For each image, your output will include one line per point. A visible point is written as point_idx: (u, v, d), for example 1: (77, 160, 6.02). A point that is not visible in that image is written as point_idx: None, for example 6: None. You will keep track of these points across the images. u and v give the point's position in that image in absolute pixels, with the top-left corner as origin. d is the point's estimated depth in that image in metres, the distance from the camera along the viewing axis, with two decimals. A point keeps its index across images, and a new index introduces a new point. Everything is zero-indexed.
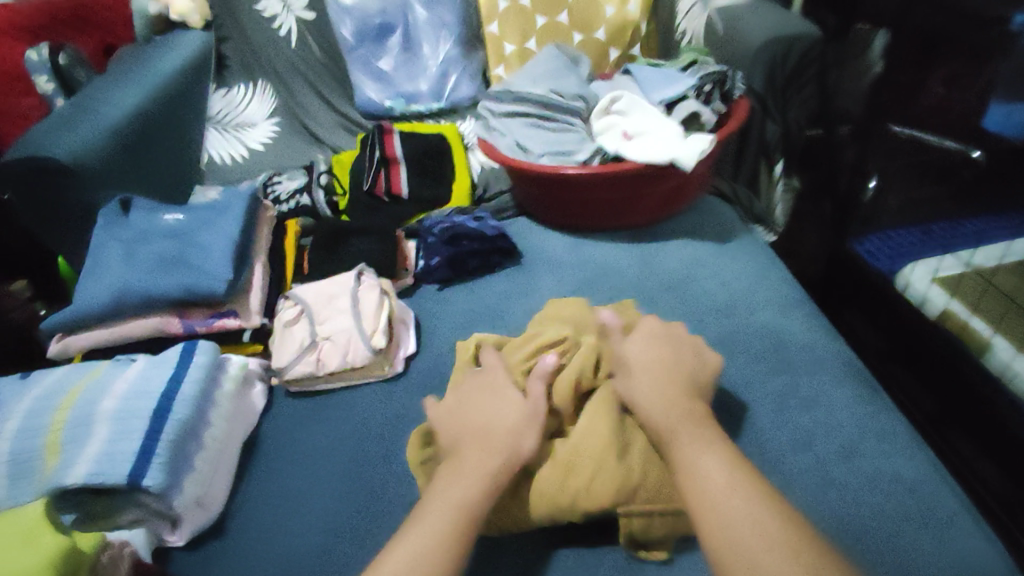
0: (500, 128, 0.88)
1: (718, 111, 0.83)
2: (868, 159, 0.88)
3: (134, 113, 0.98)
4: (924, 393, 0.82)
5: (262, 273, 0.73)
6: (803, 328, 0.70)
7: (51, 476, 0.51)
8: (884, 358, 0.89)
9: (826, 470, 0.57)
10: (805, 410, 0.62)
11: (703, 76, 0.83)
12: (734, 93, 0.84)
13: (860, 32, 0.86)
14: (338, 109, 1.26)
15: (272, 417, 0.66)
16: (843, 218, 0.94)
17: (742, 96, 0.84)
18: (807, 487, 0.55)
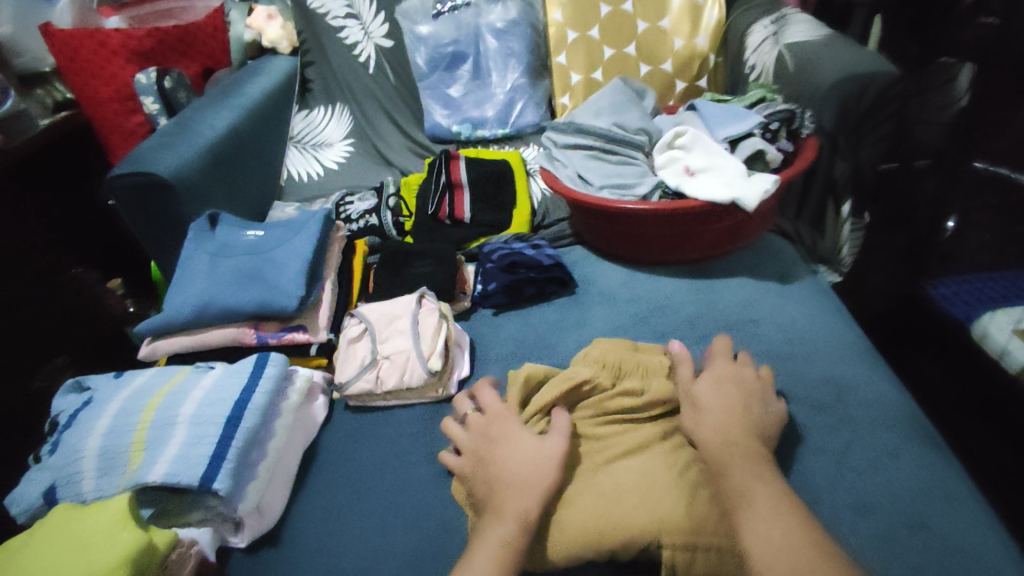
0: (562, 159, 0.91)
1: (785, 149, 0.83)
2: (949, 200, 0.89)
3: (226, 134, 1.07)
4: (1004, 452, 0.76)
5: (330, 291, 0.77)
6: (865, 378, 0.68)
7: (134, 472, 0.56)
8: (956, 410, 0.84)
9: (882, 531, 0.54)
10: (863, 464, 0.60)
11: (771, 114, 0.83)
12: (802, 131, 0.83)
13: (941, 66, 0.93)
14: (409, 133, 1.32)
15: (331, 429, 0.70)
16: (920, 258, 0.93)
17: (810, 135, 0.84)
18: (861, 546, 0.53)
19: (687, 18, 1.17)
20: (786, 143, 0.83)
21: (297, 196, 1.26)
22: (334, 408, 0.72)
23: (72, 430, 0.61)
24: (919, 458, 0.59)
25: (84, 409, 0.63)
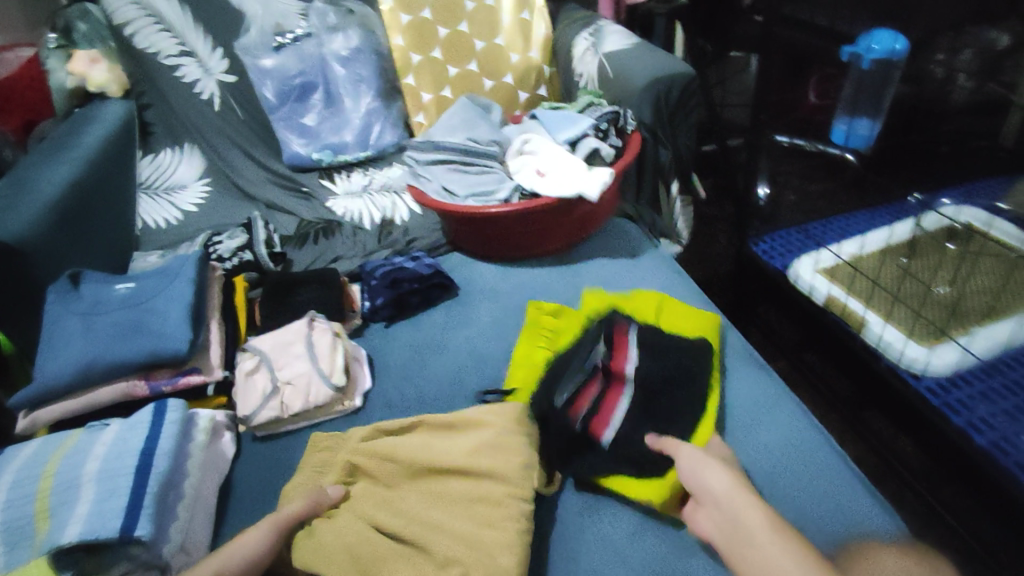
0: (426, 174, 0.98)
1: (615, 145, 0.97)
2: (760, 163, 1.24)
3: (69, 187, 1.00)
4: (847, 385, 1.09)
5: (217, 332, 0.79)
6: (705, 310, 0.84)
7: (46, 538, 0.55)
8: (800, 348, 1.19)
9: (745, 422, 0.69)
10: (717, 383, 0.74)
11: (600, 116, 0.98)
12: (627, 128, 0.98)
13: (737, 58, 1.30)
14: (267, 166, 1.32)
15: (242, 461, 0.71)
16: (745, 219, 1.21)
17: (634, 131, 0.99)
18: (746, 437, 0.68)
19: (518, 36, 1.29)
20: (616, 140, 0.97)
21: (157, 242, 1.20)
22: (242, 441, 0.73)
23: None
24: (756, 376, 0.74)
25: None
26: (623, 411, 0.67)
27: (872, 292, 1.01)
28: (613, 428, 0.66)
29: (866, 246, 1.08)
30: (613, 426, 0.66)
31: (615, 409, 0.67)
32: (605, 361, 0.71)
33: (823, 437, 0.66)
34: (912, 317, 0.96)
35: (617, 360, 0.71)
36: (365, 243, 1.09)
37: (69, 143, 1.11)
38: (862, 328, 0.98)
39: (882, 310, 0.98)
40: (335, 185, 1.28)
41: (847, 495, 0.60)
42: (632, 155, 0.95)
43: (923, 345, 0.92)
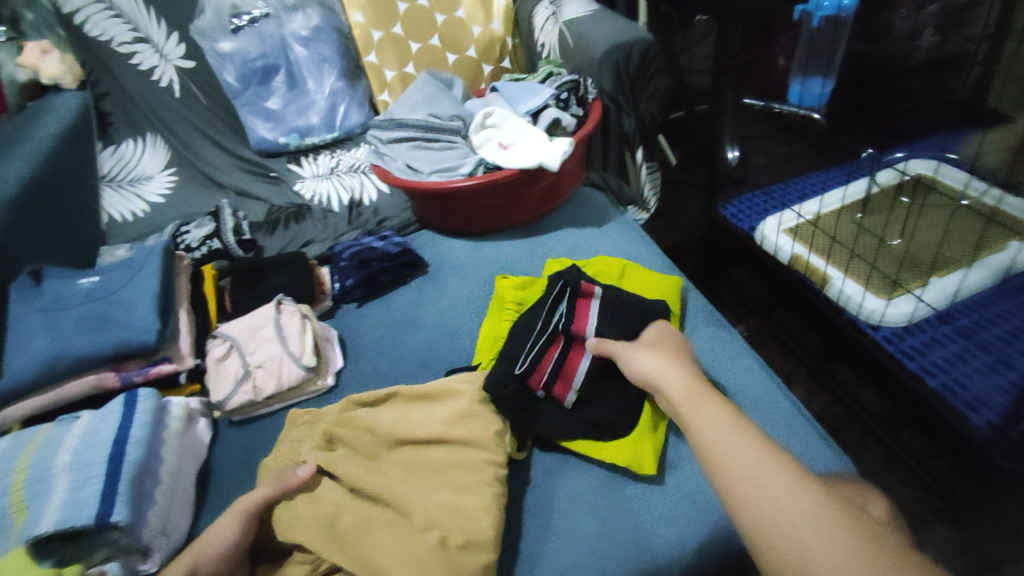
0: (390, 153, 0.98)
1: (577, 114, 0.97)
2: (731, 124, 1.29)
3: (27, 184, 0.98)
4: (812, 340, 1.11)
5: (186, 320, 0.79)
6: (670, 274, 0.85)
7: (23, 529, 0.55)
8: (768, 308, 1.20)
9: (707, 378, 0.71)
10: None
11: (559, 85, 0.98)
12: (587, 97, 0.98)
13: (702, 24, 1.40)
14: (233, 152, 1.30)
15: (220, 445, 0.72)
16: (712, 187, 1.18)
17: (594, 99, 0.99)
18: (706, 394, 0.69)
19: (478, 7, 1.28)
20: (576, 109, 0.97)
21: (125, 235, 1.19)
22: (218, 426, 0.74)
23: None
24: (717, 334, 0.76)
25: None
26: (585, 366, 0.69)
27: (833, 248, 1.03)
28: (575, 389, 0.68)
29: (827, 204, 1.10)
30: (576, 383, 0.68)
31: (578, 365, 0.69)
32: (565, 324, 0.73)
33: (780, 390, 0.69)
34: (869, 270, 0.99)
35: (578, 322, 0.72)
36: (334, 225, 1.09)
37: (23, 138, 1.09)
38: (824, 283, 1.01)
39: (842, 266, 1.01)
40: (303, 169, 1.27)
41: (802, 442, 0.63)
42: (593, 124, 0.95)
43: (880, 297, 0.95)
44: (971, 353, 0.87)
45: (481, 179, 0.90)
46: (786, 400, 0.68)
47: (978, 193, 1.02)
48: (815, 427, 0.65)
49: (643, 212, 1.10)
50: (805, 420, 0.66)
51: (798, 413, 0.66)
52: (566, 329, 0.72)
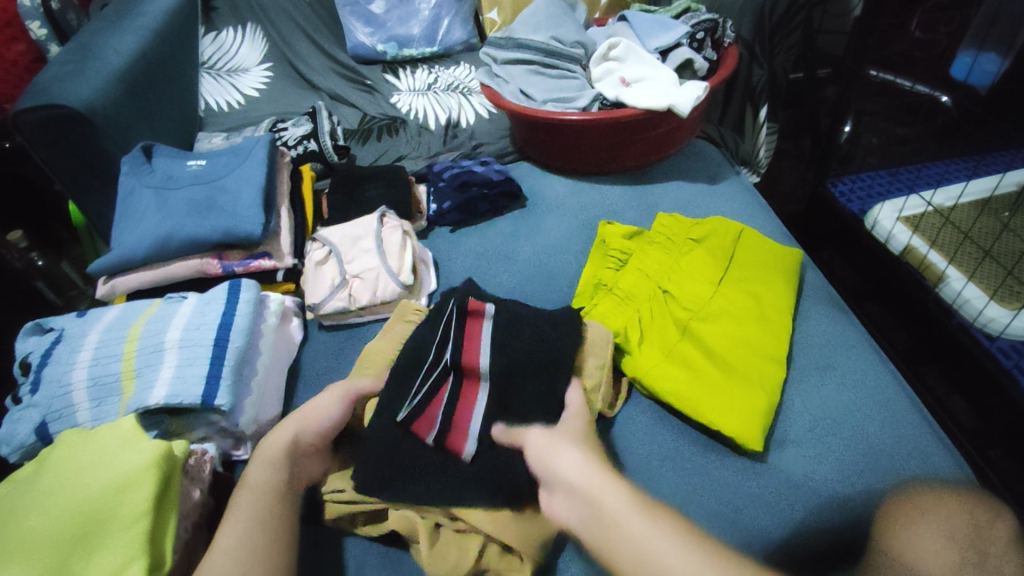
0: (503, 75, 0.93)
1: (709, 59, 0.90)
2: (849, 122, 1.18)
3: (134, 58, 0.98)
4: (902, 335, 1.04)
5: (288, 218, 0.78)
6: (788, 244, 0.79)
7: (132, 397, 0.57)
8: (858, 296, 1.11)
9: (821, 359, 0.66)
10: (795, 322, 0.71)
11: (696, 24, 0.89)
12: (724, 40, 0.90)
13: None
14: (329, 54, 1.26)
15: (310, 347, 0.73)
16: (828, 154, 1.13)
17: (731, 44, 0.90)
18: (811, 374, 0.65)
19: None
20: (711, 52, 0.89)
21: (218, 124, 1.18)
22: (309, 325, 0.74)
23: (51, 367, 0.60)
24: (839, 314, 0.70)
25: (56, 347, 0.62)
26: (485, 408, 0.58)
27: (959, 247, 0.95)
28: (473, 436, 0.56)
29: (966, 195, 1.01)
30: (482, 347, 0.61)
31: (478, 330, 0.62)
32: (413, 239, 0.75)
33: (902, 387, 0.63)
34: (1003, 275, 0.91)
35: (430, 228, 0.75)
36: (429, 143, 1.05)
37: (130, 11, 1.06)
38: (939, 281, 0.95)
39: (966, 267, 0.94)
40: (399, 81, 1.22)
41: (921, 445, 0.58)
42: (728, 72, 0.88)
43: (1005, 307, 0.88)
44: None
45: (599, 115, 0.83)
46: (911, 408, 0.61)
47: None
48: (937, 434, 0.59)
49: (756, 175, 1.02)
50: (924, 423, 0.60)
51: (916, 412, 0.61)
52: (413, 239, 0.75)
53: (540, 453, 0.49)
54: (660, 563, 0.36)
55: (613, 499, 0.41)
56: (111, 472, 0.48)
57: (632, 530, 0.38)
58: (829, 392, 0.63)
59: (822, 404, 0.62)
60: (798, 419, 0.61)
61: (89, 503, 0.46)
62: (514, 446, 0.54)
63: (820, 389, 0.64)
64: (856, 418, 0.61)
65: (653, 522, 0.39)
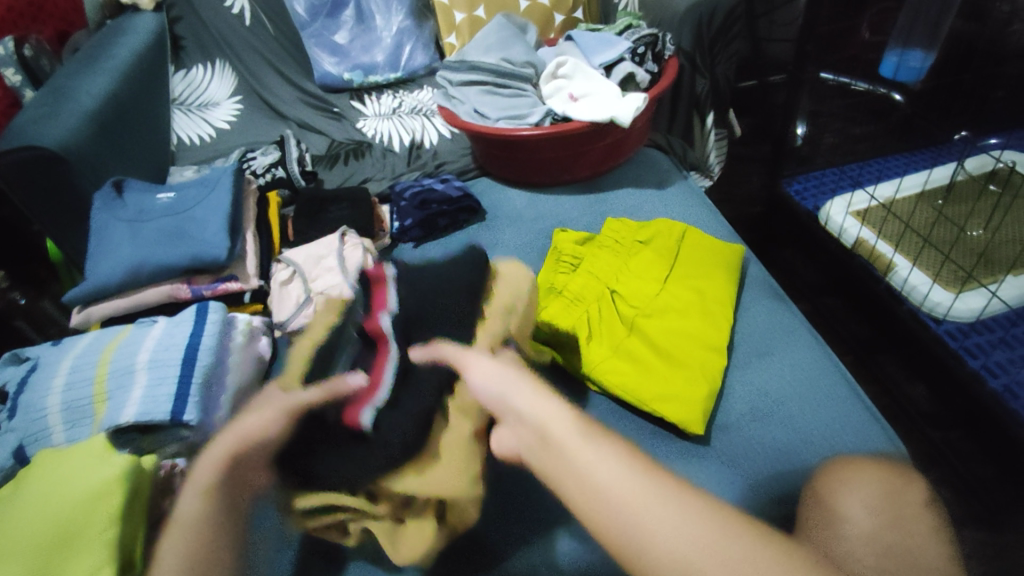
0: (458, 96, 0.97)
1: (651, 71, 0.94)
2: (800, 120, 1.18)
3: (106, 98, 1.02)
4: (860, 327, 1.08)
5: (254, 243, 0.82)
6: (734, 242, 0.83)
7: (105, 416, 0.60)
8: (818, 292, 1.16)
9: (760, 347, 0.70)
10: (738, 314, 0.74)
11: (637, 39, 0.94)
12: (665, 53, 0.95)
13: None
14: (297, 85, 1.31)
15: (279, 363, 0.76)
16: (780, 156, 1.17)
17: (672, 56, 0.95)
18: (751, 362, 0.69)
19: None
20: (652, 65, 0.94)
21: (191, 157, 1.22)
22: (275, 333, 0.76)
23: (27, 392, 0.63)
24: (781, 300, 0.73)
25: (32, 374, 0.65)
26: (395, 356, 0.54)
27: (903, 236, 1.00)
28: (372, 405, 0.51)
29: (901, 190, 1.06)
30: (390, 299, 0.58)
31: (383, 292, 0.59)
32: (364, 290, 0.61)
33: (837, 369, 0.67)
34: (941, 261, 0.95)
35: (373, 315, 0.57)
36: (393, 165, 1.09)
37: (103, 54, 1.11)
38: (888, 270, 0.98)
39: (911, 254, 0.98)
40: (365, 107, 1.27)
41: (853, 421, 0.61)
42: (669, 82, 0.92)
43: (948, 291, 0.92)
44: None
45: (550, 129, 0.88)
46: (845, 388, 0.65)
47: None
48: (870, 410, 0.62)
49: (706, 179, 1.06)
50: (857, 401, 0.63)
51: (850, 390, 0.64)
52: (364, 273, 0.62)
53: (485, 382, 0.50)
54: (643, 510, 0.38)
55: (592, 463, 0.41)
56: (81, 484, 0.51)
57: (605, 471, 0.40)
58: (768, 376, 0.67)
59: (762, 389, 0.65)
60: (741, 404, 0.65)
61: (62, 514, 0.49)
62: (435, 362, 0.53)
63: (760, 375, 0.67)
64: (793, 399, 0.64)
65: (644, 477, 0.40)
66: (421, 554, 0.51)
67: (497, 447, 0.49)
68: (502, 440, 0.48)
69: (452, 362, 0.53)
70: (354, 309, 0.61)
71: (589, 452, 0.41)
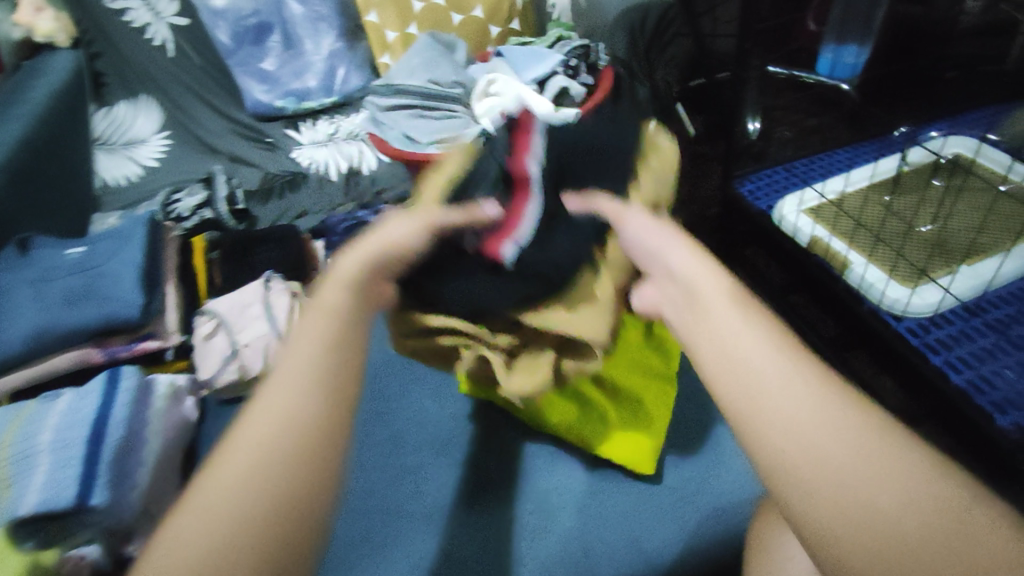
0: (387, 121, 0.93)
1: (585, 83, 0.91)
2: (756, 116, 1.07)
3: (19, 146, 0.95)
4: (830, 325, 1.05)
5: (173, 294, 0.78)
6: None
7: (4, 508, 0.54)
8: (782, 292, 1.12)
9: None
10: None
11: (569, 52, 0.92)
12: (599, 64, 0.92)
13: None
14: (229, 116, 1.26)
15: (207, 425, 0.71)
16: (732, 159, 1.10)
17: (607, 66, 0.91)
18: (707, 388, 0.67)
19: None
20: (586, 77, 0.91)
21: (118, 201, 1.16)
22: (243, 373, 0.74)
23: None
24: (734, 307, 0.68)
25: None
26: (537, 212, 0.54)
27: (857, 231, 0.97)
28: (517, 242, 0.53)
29: (850, 185, 1.04)
30: (534, 154, 0.56)
31: (531, 136, 0.57)
32: (500, 165, 0.56)
33: None
34: (895, 257, 0.93)
35: (516, 159, 0.56)
36: (330, 195, 1.04)
37: (14, 99, 1.04)
38: (844, 268, 0.95)
39: (866, 250, 0.95)
40: (301, 135, 1.22)
41: None
42: (604, 94, 0.88)
43: (904, 286, 0.90)
44: (1001, 350, 0.82)
45: None
46: None
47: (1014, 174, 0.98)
48: None
49: None
50: None
51: None
52: (503, 173, 0.55)
53: (633, 231, 0.49)
54: (796, 410, 0.34)
55: (739, 344, 0.38)
56: None
57: (753, 356, 0.37)
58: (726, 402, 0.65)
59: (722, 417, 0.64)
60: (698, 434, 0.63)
61: None
62: (584, 207, 0.53)
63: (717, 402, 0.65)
64: None
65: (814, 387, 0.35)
66: (527, 390, 0.55)
67: (641, 304, 0.52)
68: (651, 295, 0.49)
69: (607, 215, 0.51)
70: (493, 146, 0.58)
71: (737, 336, 0.39)
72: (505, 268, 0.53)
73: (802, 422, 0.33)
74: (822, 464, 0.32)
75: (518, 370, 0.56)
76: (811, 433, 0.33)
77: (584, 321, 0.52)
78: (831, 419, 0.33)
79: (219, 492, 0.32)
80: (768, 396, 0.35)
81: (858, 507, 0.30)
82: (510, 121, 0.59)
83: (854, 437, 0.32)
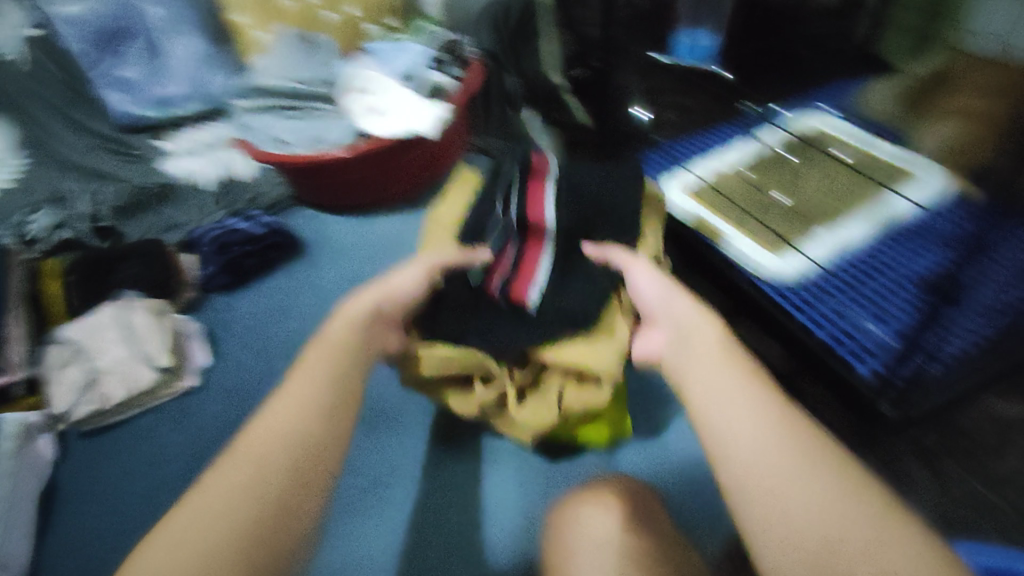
0: (251, 123, 0.88)
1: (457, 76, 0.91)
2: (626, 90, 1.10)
3: None
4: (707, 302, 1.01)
5: (20, 323, 0.71)
6: None
7: None
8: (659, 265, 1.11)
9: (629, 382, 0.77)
10: None
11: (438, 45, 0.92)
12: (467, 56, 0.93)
13: None
14: (91, 129, 1.15)
15: (67, 460, 0.66)
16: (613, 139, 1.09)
17: None
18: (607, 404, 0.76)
19: None
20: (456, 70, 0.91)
21: None
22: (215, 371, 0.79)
23: None
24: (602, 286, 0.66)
25: None
26: (549, 263, 0.67)
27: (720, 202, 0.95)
28: (536, 286, 0.66)
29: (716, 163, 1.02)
30: (549, 205, 0.69)
31: (543, 188, 0.71)
32: (519, 211, 0.69)
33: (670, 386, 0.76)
34: (760, 228, 0.91)
35: (530, 208, 0.69)
36: (202, 206, 0.99)
37: None
38: (720, 238, 0.90)
39: (733, 219, 0.93)
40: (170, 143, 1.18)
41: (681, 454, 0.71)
42: (476, 81, 0.90)
43: (772, 255, 0.88)
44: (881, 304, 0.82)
45: (360, 149, 0.83)
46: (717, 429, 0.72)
47: (864, 142, 1.00)
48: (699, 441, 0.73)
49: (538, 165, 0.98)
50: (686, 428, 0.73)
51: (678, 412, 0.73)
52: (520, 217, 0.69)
53: (646, 280, 0.62)
54: (768, 454, 0.38)
55: (727, 401, 0.42)
56: None
57: (726, 411, 0.41)
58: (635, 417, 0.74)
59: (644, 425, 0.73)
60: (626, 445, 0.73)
61: None
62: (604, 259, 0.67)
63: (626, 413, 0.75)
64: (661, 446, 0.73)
65: (783, 420, 0.40)
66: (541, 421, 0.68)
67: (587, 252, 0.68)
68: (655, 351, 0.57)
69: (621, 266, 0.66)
70: (511, 192, 0.71)
71: (732, 386, 0.43)
72: (530, 313, 0.66)
73: (793, 488, 0.36)
74: (780, 506, 0.36)
75: (528, 404, 0.70)
76: (792, 484, 0.36)
77: (593, 353, 0.65)
78: (807, 460, 0.37)
79: (200, 504, 0.34)
80: (733, 431, 0.40)
81: (804, 535, 0.34)
82: (519, 218, 0.69)
83: (811, 475, 0.36)
